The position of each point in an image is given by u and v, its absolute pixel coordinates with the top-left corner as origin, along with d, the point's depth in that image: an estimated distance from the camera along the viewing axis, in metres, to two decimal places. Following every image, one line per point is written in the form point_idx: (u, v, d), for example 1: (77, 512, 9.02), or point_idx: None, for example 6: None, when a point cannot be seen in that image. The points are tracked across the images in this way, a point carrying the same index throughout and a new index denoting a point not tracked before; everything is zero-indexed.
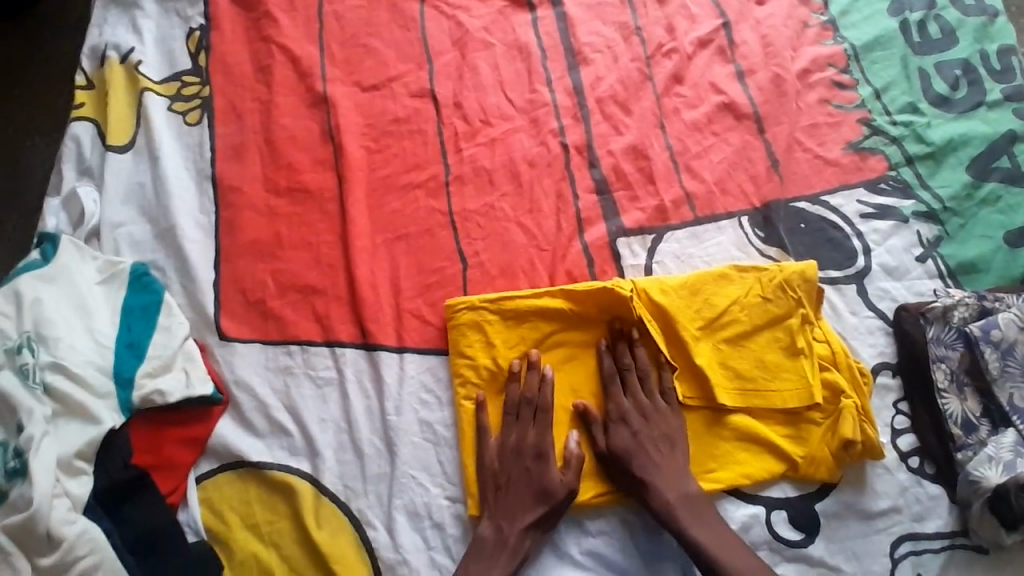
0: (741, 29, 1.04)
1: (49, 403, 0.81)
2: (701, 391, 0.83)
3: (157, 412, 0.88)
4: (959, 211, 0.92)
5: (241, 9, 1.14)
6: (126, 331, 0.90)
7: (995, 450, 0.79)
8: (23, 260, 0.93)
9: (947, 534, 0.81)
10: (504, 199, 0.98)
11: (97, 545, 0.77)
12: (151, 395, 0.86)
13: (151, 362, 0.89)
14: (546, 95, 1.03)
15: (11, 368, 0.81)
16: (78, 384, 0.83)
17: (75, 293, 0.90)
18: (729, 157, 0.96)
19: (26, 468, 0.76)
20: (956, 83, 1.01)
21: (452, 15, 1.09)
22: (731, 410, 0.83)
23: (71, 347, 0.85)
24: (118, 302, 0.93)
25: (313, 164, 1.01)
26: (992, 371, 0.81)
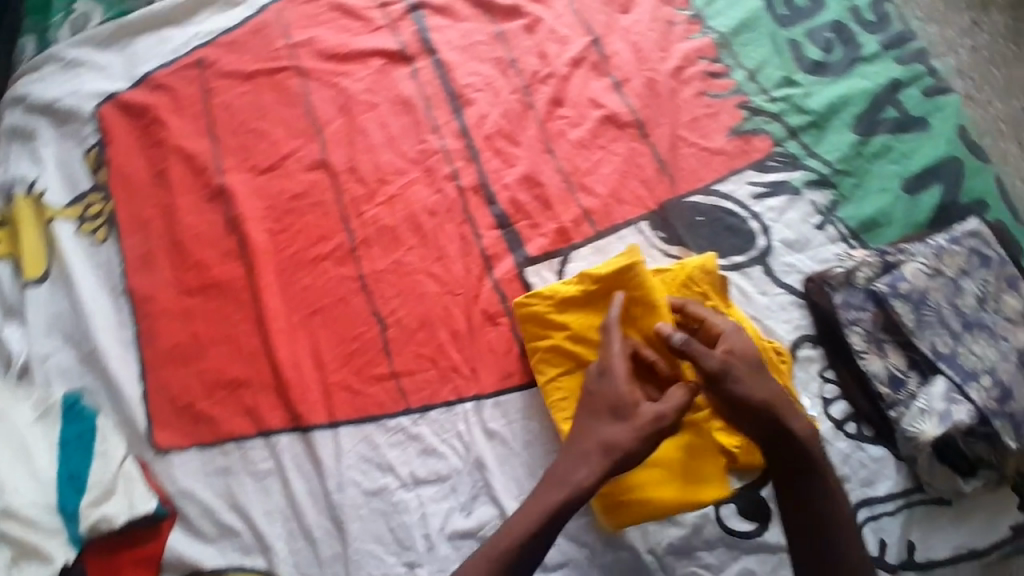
0: (610, 40, 1.04)
1: (4, 550, 0.80)
2: None
3: (105, 539, 0.88)
4: (852, 170, 0.93)
5: (132, 118, 1.13)
6: (66, 463, 0.89)
7: (928, 403, 0.78)
8: None
9: (901, 493, 0.81)
10: (410, 253, 0.98)
11: None
12: (98, 523, 0.86)
13: (92, 490, 0.88)
14: (435, 143, 1.03)
15: None
16: (29, 527, 0.82)
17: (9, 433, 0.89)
18: (619, 166, 0.98)
19: None
20: (829, 45, 1.01)
21: (334, 82, 1.08)
22: None
23: (15, 490, 0.83)
24: (54, 437, 0.92)
25: (221, 257, 1.01)
26: (908, 324, 0.81)
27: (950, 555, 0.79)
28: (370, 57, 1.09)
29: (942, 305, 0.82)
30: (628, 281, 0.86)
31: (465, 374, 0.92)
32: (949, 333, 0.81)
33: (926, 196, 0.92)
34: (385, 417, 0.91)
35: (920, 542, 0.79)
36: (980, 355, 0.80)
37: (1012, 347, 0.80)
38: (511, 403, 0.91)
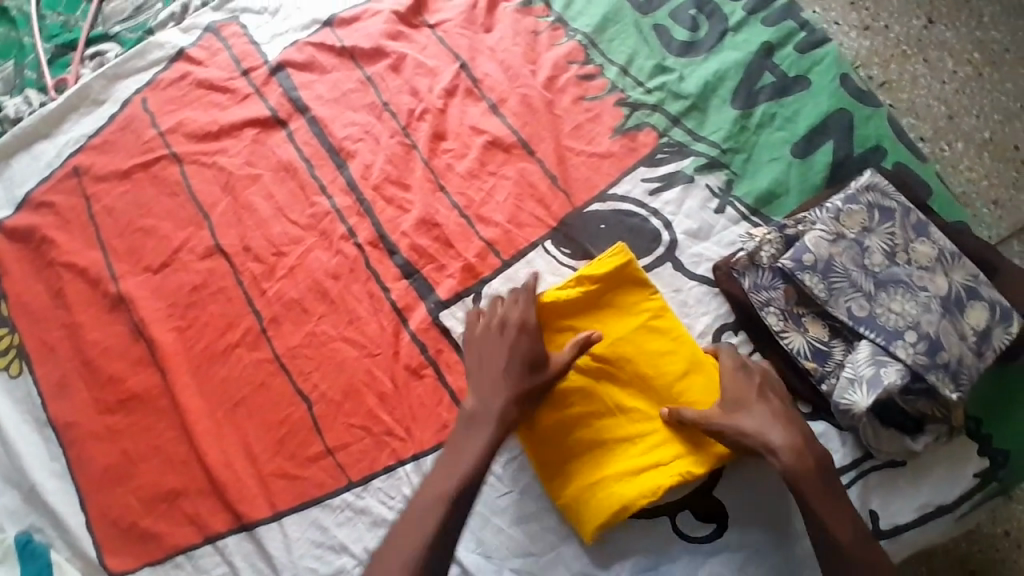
0: (479, 63, 1.06)
1: None
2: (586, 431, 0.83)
3: None
4: (740, 146, 0.94)
5: (19, 243, 1.10)
6: None
7: (855, 371, 0.77)
8: None
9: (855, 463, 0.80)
10: (322, 321, 0.97)
11: None
12: None
13: None
14: (325, 203, 1.04)
15: None
16: None
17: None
18: (512, 191, 0.98)
19: None
20: (695, 23, 1.02)
21: (211, 162, 1.10)
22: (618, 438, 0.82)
23: None
24: None
25: (133, 367, 1.00)
26: (820, 295, 0.80)
27: (912, 516, 0.80)
28: (242, 128, 1.11)
29: (851, 268, 0.81)
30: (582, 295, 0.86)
31: (399, 435, 0.90)
32: (863, 295, 0.80)
33: (820, 154, 0.91)
34: (327, 497, 0.89)
35: (881, 509, 0.80)
36: (899, 312, 0.78)
37: (930, 295, 0.79)
38: None
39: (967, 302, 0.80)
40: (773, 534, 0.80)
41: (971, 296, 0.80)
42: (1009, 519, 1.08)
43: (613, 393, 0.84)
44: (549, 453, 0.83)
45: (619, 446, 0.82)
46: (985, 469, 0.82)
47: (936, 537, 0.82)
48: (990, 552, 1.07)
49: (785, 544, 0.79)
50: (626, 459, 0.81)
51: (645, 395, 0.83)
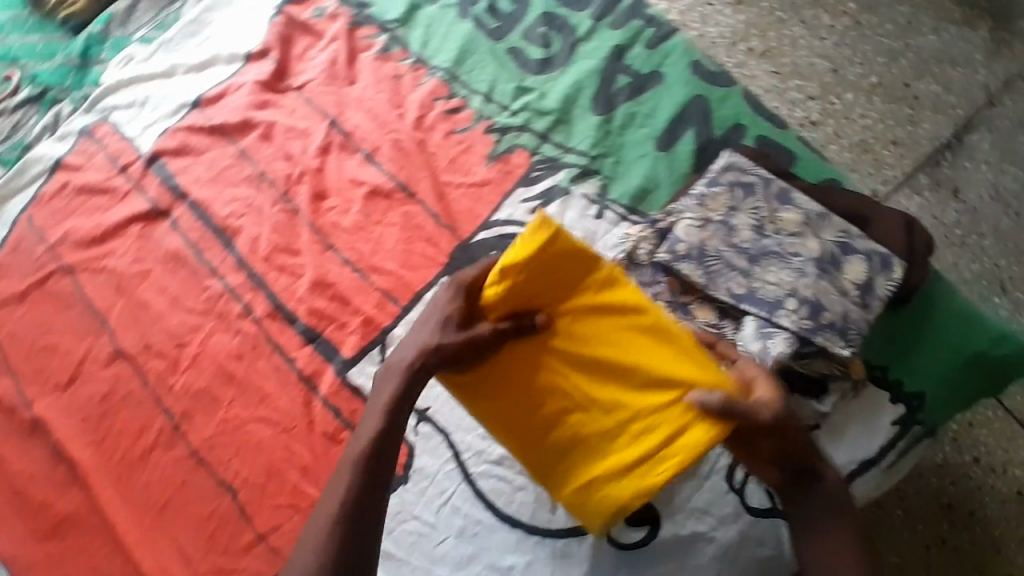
0: (348, 115, 1.06)
1: None
2: (574, 422, 0.75)
3: None
4: (607, 150, 0.96)
5: None
6: None
7: (745, 349, 0.78)
8: None
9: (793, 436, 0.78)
10: (234, 404, 0.96)
11: None
12: None
13: None
14: (218, 285, 1.04)
15: None
16: None
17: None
18: (400, 236, 0.98)
19: None
20: (547, 39, 1.04)
21: (103, 266, 1.08)
22: (595, 433, 0.74)
23: None
24: None
25: (52, 491, 0.96)
26: (700, 281, 0.81)
27: (839, 476, 0.81)
28: (128, 226, 1.10)
29: (723, 249, 0.82)
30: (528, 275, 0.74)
31: None
32: (740, 272, 0.81)
33: (682, 143, 0.94)
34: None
35: None
36: (776, 282, 0.80)
37: (804, 259, 0.81)
38: None
39: (842, 259, 0.81)
40: (705, 523, 0.80)
41: (846, 252, 0.82)
42: (974, 446, 1.11)
43: (585, 381, 0.75)
44: (538, 452, 0.75)
45: (601, 439, 0.74)
46: (902, 415, 0.83)
47: (870, 490, 0.83)
48: (962, 481, 1.10)
49: (718, 531, 0.80)
50: (618, 451, 0.73)
51: (620, 377, 0.75)
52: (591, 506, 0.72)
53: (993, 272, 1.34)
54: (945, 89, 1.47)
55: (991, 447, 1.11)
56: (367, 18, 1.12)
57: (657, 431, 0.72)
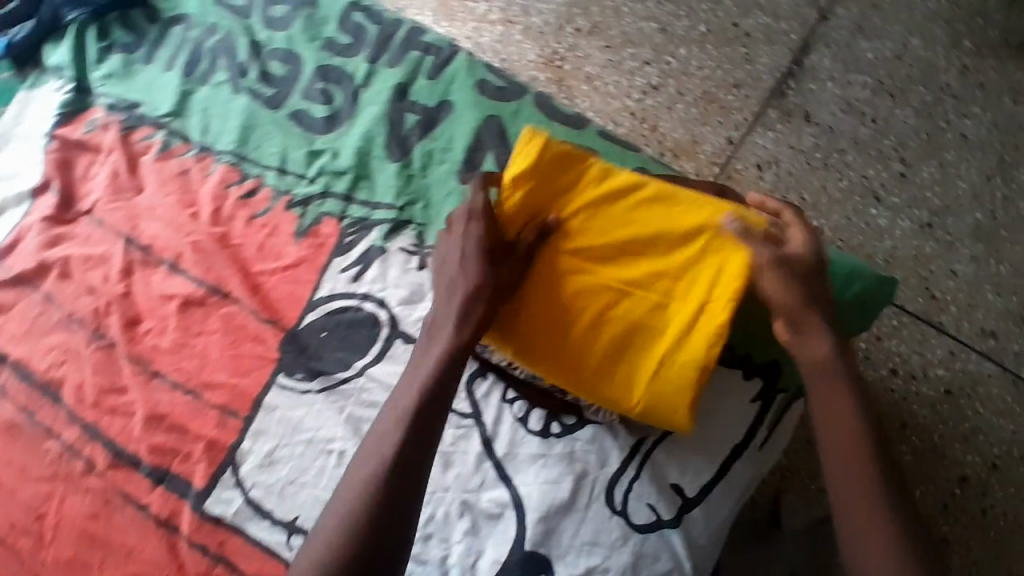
0: (144, 226, 1.00)
1: None
2: (627, 307, 0.75)
3: None
4: (414, 195, 0.92)
5: None
6: None
7: None
8: None
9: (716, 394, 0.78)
10: (99, 569, 0.88)
11: None
12: None
13: None
14: (56, 445, 0.95)
15: None
16: None
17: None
18: (225, 341, 0.91)
19: None
20: (328, 94, 0.99)
21: None
22: (633, 337, 0.75)
23: None
24: None
25: None
26: None
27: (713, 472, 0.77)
28: None
29: None
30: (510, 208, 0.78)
31: None
32: None
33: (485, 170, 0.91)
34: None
35: (683, 479, 0.77)
36: None
37: None
38: None
39: None
40: (597, 556, 0.74)
41: None
42: (886, 358, 1.11)
43: (614, 274, 0.76)
44: (585, 383, 0.76)
45: (654, 319, 0.74)
46: (761, 389, 0.80)
47: (754, 476, 0.79)
48: (885, 398, 1.09)
49: (611, 558, 0.74)
50: (683, 318, 0.73)
51: (651, 251, 0.76)
52: (658, 412, 0.74)
53: (863, 184, 1.25)
54: (773, 20, 1.40)
55: (905, 355, 1.11)
56: (140, 119, 1.07)
57: (706, 283, 0.74)
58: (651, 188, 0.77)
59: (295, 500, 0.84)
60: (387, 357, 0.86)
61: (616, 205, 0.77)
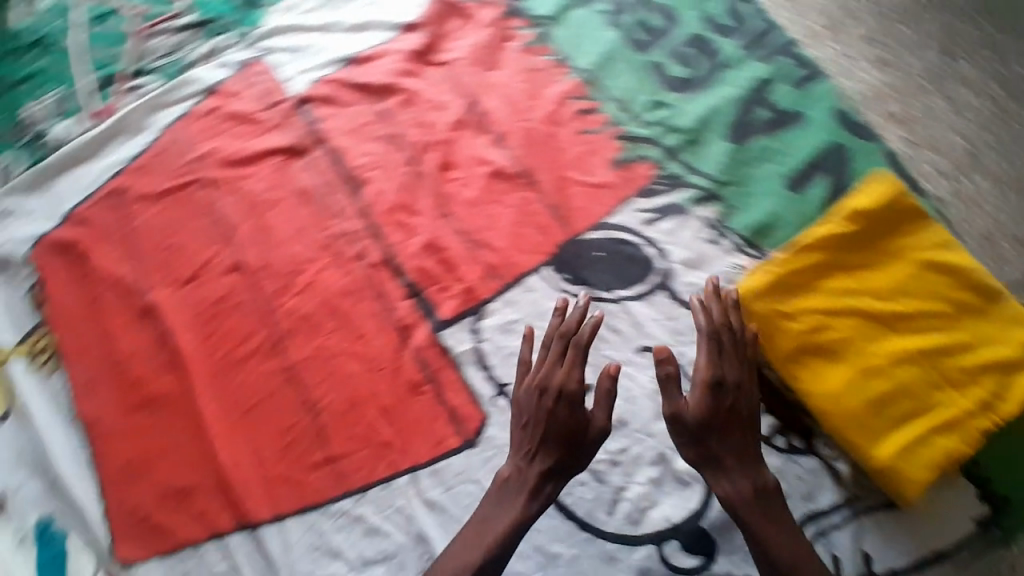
0: (485, 98, 1.10)
1: None
2: (912, 370, 0.80)
3: None
4: (737, 179, 0.97)
5: (61, 253, 1.19)
6: None
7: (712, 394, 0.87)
8: None
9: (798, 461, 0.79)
10: (331, 336, 1.02)
11: None
12: None
13: None
14: (338, 227, 1.08)
15: None
16: None
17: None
18: (514, 218, 1.01)
19: None
20: (691, 60, 1.06)
21: (237, 188, 1.15)
22: (904, 397, 0.80)
23: None
24: (30, 564, 0.97)
25: (157, 371, 1.06)
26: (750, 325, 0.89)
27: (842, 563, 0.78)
28: (268, 156, 1.16)
29: None
30: (852, 235, 0.84)
31: (395, 448, 0.94)
32: None
33: (814, 189, 0.94)
34: (329, 502, 0.93)
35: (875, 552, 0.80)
36: None
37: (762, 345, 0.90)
38: (446, 469, 0.92)
39: None
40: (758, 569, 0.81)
41: None
42: None
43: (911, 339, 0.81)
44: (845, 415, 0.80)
45: (931, 393, 0.80)
46: (986, 515, 0.81)
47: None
48: None
49: None
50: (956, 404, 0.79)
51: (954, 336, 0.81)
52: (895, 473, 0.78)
53: None
54: None
55: None
56: (518, 10, 1.15)
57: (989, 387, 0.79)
58: (978, 279, 0.82)
59: None
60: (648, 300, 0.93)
61: (932, 275, 0.83)
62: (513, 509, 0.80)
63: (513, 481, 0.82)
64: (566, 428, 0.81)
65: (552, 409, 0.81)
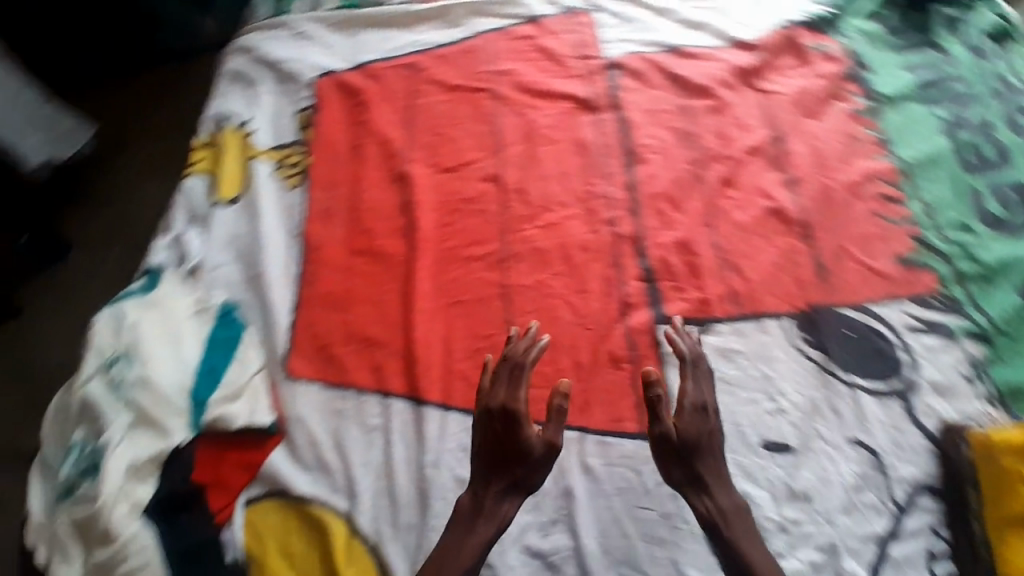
0: (791, 140, 1.12)
1: (128, 413, 0.93)
2: None
3: (221, 434, 0.97)
4: (1012, 333, 0.96)
5: (347, 95, 1.30)
6: (208, 357, 1.01)
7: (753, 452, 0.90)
8: (127, 289, 1.09)
9: (707, 490, 0.84)
10: (555, 277, 1.05)
11: (144, 547, 0.86)
12: (220, 418, 0.96)
13: (223, 388, 0.99)
14: (601, 188, 1.11)
15: (103, 380, 0.95)
16: (159, 399, 0.94)
17: (138, 337, 0.98)
18: (775, 259, 1.02)
19: (101, 465, 0.88)
20: (1010, 204, 1.05)
21: (522, 112, 1.21)
22: None
23: (161, 368, 0.96)
24: (205, 334, 1.04)
25: (389, 232, 1.14)
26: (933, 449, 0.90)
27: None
28: (562, 99, 1.21)
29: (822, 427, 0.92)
30: None
31: (575, 406, 0.95)
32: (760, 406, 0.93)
33: None
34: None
35: None
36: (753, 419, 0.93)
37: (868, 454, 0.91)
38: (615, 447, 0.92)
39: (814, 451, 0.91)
40: None
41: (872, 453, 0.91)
42: None
43: None
44: None
45: None
46: None
47: None
48: None
49: None
50: None
51: None
52: None
53: None
54: None
55: None
56: (859, 79, 1.18)
57: None
58: None
59: (722, 395, 0.94)
60: (880, 399, 0.94)
61: None
62: (479, 533, 0.84)
63: (468, 510, 0.85)
64: (512, 444, 0.86)
65: (497, 428, 0.86)
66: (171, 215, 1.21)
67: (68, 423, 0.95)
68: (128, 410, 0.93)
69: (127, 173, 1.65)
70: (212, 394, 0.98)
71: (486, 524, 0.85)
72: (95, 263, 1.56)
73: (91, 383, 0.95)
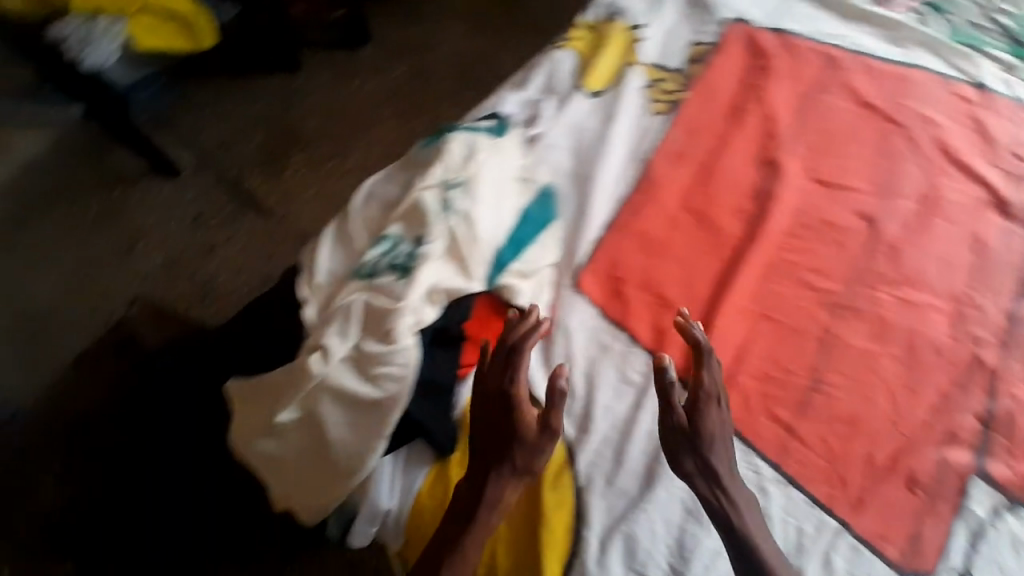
0: None
1: (445, 237, 0.90)
2: None
3: (500, 301, 0.95)
4: None
5: (750, 53, 1.19)
6: (521, 227, 0.97)
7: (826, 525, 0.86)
8: (474, 123, 1.07)
9: (718, 480, 0.81)
10: (888, 358, 0.94)
11: (409, 364, 0.82)
12: (511, 288, 0.94)
13: (521, 264, 0.96)
14: (983, 301, 0.96)
15: (435, 194, 0.92)
16: (473, 240, 0.91)
17: (481, 173, 0.95)
18: None
19: (412, 271, 0.86)
20: None
21: (933, 172, 1.06)
22: None
23: (486, 212, 0.93)
24: (524, 203, 1.00)
25: (732, 210, 1.04)
26: None
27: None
28: (981, 183, 1.06)
29: None
30: None
31: (849, 497, 0.87)
32: None
33: None
34: (757, 453, 0.90)
35: None
36: None
37: None
38: (863, 561, 0.83)
39: None
40: None
41: None
42: None
43: None
44: None
45: None
46: None
47: None
48: None
49: None
50: None
51: None
52: None
53: None
54: None
55: None
56: None
57: None
58: None
59: None
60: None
61: None
62: (484, 529, 0.80)
63: (465, 506, 0.81)
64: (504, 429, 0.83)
65: (500, 413, 0.84)
66: (527, 76, 1.18)
67: (384, 213, 0.94)
68: (447, 234, 0.90)
69: (434, 18, 1.90)
70: (512, 263, 0.95)
71: (488, 514, 0.80)
72: (376, 66, 1.82)
73: (425, 190, 0.93)
